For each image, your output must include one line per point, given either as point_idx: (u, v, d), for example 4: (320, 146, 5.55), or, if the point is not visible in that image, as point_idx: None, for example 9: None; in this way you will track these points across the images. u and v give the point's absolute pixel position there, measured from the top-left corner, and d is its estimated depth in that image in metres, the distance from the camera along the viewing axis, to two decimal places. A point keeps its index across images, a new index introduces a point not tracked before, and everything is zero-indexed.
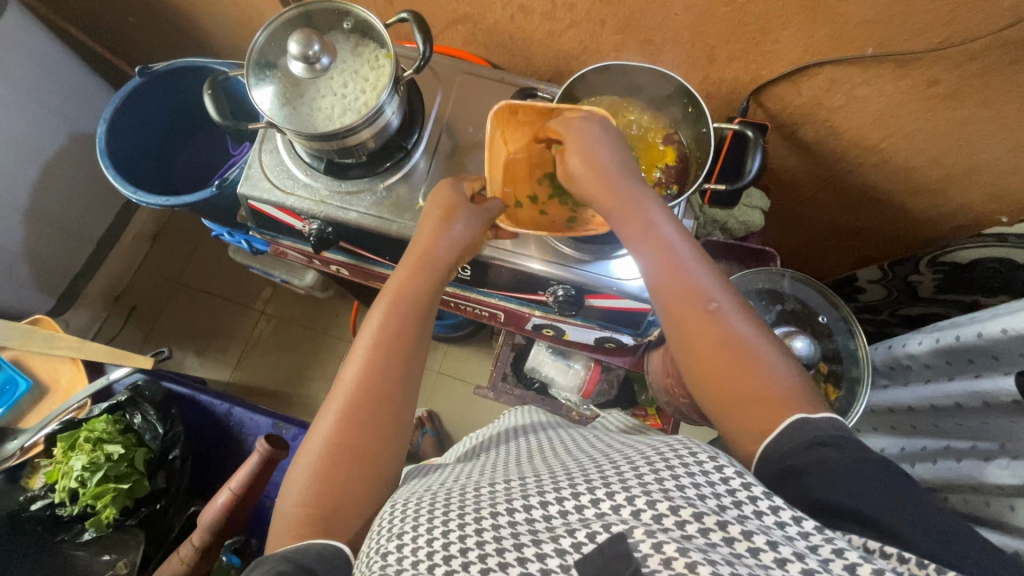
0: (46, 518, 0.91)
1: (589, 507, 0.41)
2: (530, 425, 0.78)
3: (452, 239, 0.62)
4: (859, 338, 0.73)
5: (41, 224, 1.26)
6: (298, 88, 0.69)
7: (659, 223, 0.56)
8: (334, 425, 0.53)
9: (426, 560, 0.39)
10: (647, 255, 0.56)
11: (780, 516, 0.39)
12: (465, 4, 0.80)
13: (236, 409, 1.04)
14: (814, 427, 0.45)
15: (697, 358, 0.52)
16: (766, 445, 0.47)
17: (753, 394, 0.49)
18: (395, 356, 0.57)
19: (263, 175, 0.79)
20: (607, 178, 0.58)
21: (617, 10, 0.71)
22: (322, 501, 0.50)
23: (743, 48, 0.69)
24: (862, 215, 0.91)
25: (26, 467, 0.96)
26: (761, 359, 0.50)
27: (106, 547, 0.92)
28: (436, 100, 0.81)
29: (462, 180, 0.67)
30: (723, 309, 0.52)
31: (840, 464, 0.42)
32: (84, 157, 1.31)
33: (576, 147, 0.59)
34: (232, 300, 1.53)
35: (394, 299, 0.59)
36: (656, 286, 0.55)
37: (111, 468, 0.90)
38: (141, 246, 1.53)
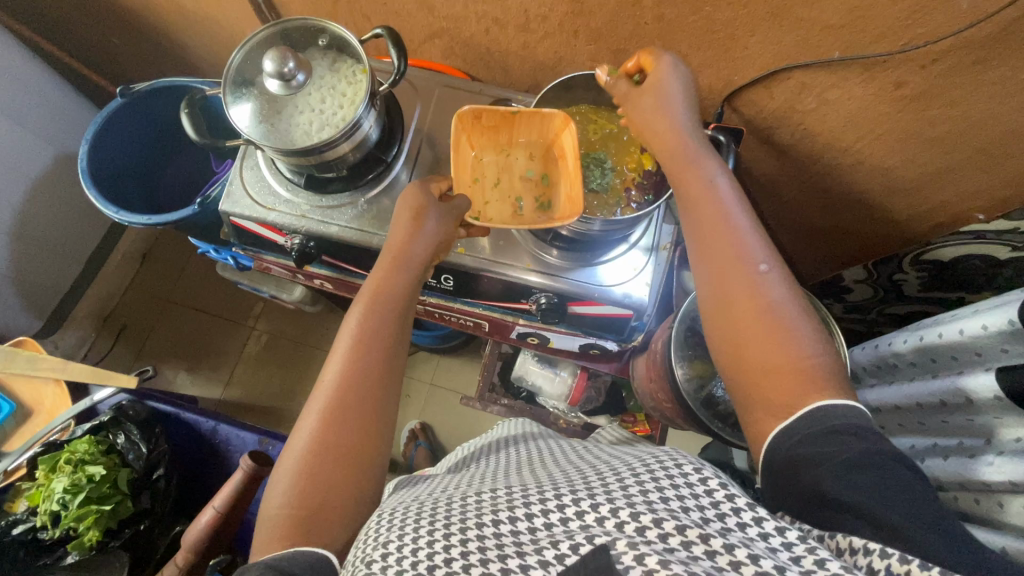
0: (29, 541, 0.88)
1: (573, 519, 0.41)
2: (522, 435, 0.78)
3: (426, 238, 0.63)
4: (841, 336, 0.73)
5: (27, 246, 1.26)
6: (275, 105, 0.69)
7: (717, 181, 0.57)
8: (316, 425, 0.52)
9: (411, 568, 0.39)
10: (704, 203, 0.56)
11: (765, 528, 0.39)
12: (440, 19, 0.81)
13: (222, 425, 1.03)
14: (837, 414, 0.45)
15: (730, 319, 0.52)
16: (786, 424, 0.47)
17: (785, 365, 0.48)
18: (382, 352, 0.57)
19: (245, 192, 0.79)
20: (672, 131, 0.60)
21: (588, 22, 0.72)
22: (305, 503, 0.49)
23: (714, 55, 0.70)
24: (842, 216, 0.92)
25: (9, 491, 0.94)
26: (793, 330, 0.49)
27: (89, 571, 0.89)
28: (415, 113, 0.82)
29: (431, 180, 0.67)
30: (770, 273, 0.52)
31: (827, 466, 0.43)
32: (68, 178, 1.32)
33: (642, 107, 0.62)
34: (223, 316, 1.53)
35: (374, 297, 0.60)
36: (700, 249, 0.56)
37: (93, 489, 0.89)
38: (130, 266, 1.53)
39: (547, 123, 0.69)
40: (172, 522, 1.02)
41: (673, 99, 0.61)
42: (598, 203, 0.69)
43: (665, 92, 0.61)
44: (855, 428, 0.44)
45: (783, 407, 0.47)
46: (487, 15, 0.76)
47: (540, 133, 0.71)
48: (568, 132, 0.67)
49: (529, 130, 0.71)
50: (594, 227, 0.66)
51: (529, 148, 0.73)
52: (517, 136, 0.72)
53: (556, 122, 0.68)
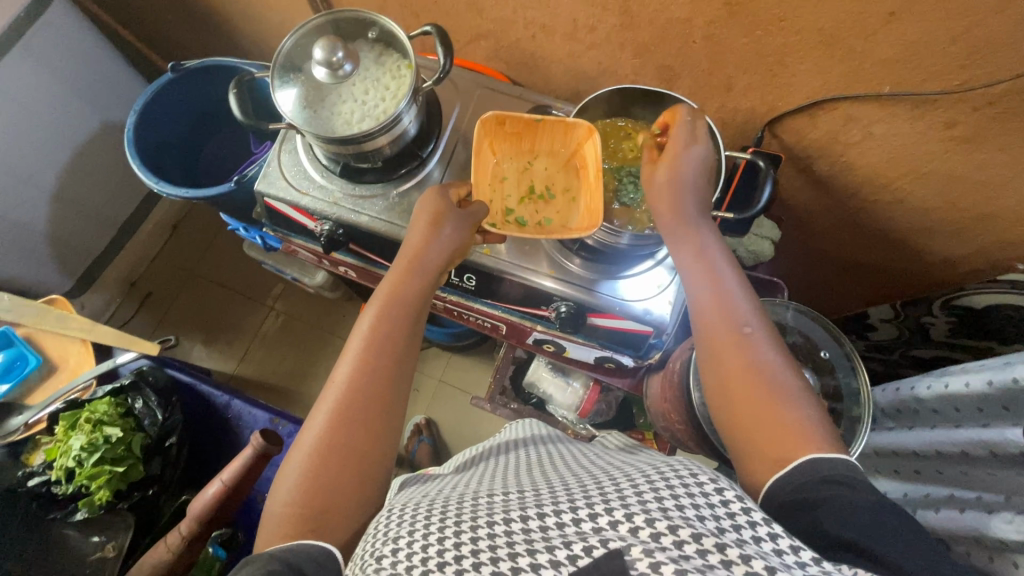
0: (43, 494, 0.91)
1: (585, 521, 0.40)
2: (530, 437, 0.78)
3: (441, 244, 0.63)
4: (863, 375, 0.71)
5: (65, 207, 1.30)
6: (320, 92, 0.71)
7: (709, 245, 0.58)
8: (324, 426, 0.53)
9: (420, 564, 0.39)
10: (695, 266, 0.57)
11: (779, 544, 0.38)
12: (488, 21, 0.81)
13: (236, 402, 1.03)
14: (829, 465, 0.45)
15: (722, 378, 0.52)
16: (779, 476, 0.46)
17: (777, 424, 0.48)
18: (391, 358, 0.57)
19: (281, 174, 0.81)
20: (679, 188, 0.59)
21: (635, 35, 0.72)
22: (310, 502, 0.50)
23: (760, 79, 0.70)
24: (874, 254, 0.90)
25: (28, 443, 0.96)
26: (786, 389, 0.50)
27: (97, 528, 0.91)
28: (454, 112, 0.83)
29: (448, 188, 0.68)
30: (756, 334, 0.53)
31: (845, 503, 0.42)
32: (112, 145, 1.35)
33: (666, 158, 0.60)
34: (244, 294, 1.55)
35: (385, 305, 0.60)
36: (698, 306, 0.56)
37: (107, 451, 0.89)
38: (161, 236, 1.57)
39: (570, 133, 0.70)
40: (178, 491, 1.03)
41: (694, 151, 0.59)
42: (632, 217, 0.69)
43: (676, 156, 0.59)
44: (845, 479, 0.44)
45: (777, 456, 0.47)
46: (535, 21, 0.77)
47: (563, 143, 0.72)
48: (593, 142, 0.67)
49: (552, 138, 0.71)
50: (621, 241, 0.66)
51: (551, 157, 0.74)
52: (539, 143, 0.73)
53: (581, 132, 0.69)
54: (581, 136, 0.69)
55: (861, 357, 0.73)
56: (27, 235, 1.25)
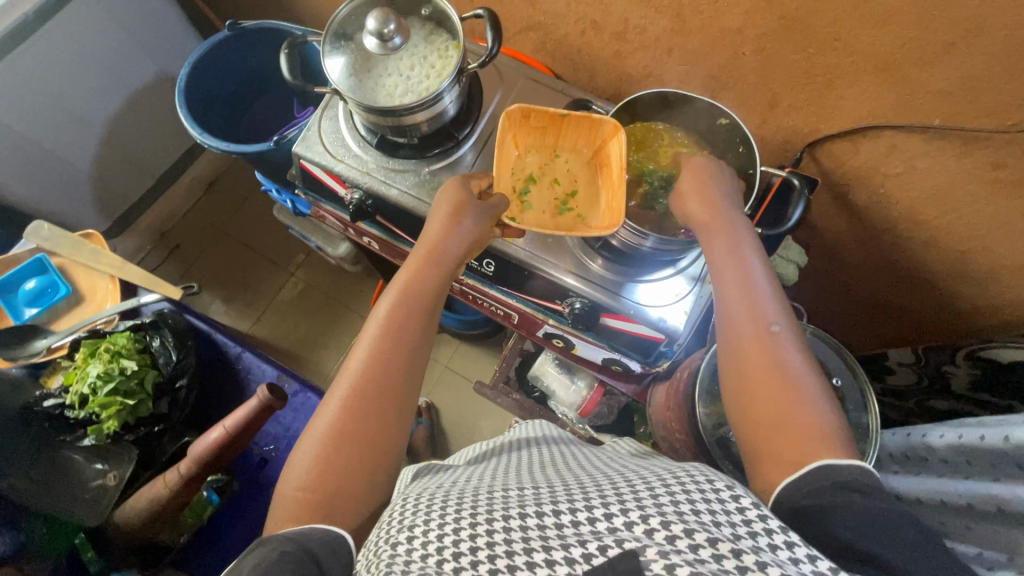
0: (57, 416, 0.91)
1: (600, 520, 0.40)
2: (539, 438, 0.78)
3: (462, 234, 0.63)
4: (874, 411, 0.69)
5: (111, 149, 1.35)
6: (368, 63, 0.72)
7: (743, 248, 0.58)
8: (336, 412, 0.54)
9: (436, 554, 0.40)
10: (726, 265, 0.57)
11: (796, 553, 0.37)
12: (540, 12, 0.82)
13: (247, 355, 1.05)
14: (838, 470, 0.44)
15: (745, 378, 0.52)
16: (792, 479, 0.45)
17: (794, 427, 0.48)
18: (405, 348, 0.58)
19: (320, 139, 0.83)
20: (710, 196, 0.61)
21: (685, 41, 0.72)
22: (321, 488, 0.51)
23: (806, 99, 0.69)
24: (902, 293, 0.88)
25: (48, 366, 0.99)
26: (806, 392, 0.49)
27: (100, 455, 0.90)
28: (494, 98, 0.83)
29: (471, 180, 0.68)
30: (782, 334, 0.52)
31: (862, 508, 0.41)
32: (163, 96, 1.40)
33: (694, 171, 0.63)
34: (267, 257, 1.59)
35: (405, 290, 0.61)
36: (725, 306, 0.56)
37: (122, 382, 0.91)
38: (196, 191, 1.62)
39: (595, 129, 0.71)
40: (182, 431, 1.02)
41: (716, 172, 0.63)
42: (658, 221, 0.69)
43: (704, 172, 0.63)
44: (860, 485, 0.43)
45: (790, 460, 0.46)
46: (587, 17, 0.78)
47: (587, 139, 0.73)
48: (617, 140, 0.67)
49: (577, 133, 0.72)
50: (646, 243, 0.66)
51: (575, 153, 0.75)
52: (563, 137, 0.74)
53: (606, 129, 0.69)
54: (607, 132, 0.70)
55: (873, 392, 0.71)
56: (73, 171, 1.29)
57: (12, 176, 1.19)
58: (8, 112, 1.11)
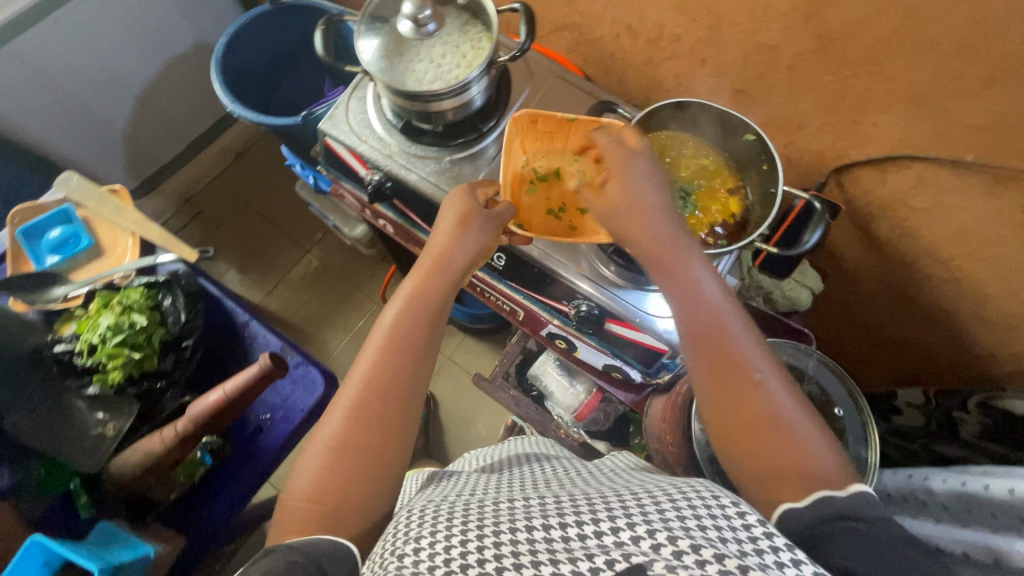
0: (68, 362, 0.87)
1: (607, 534, 0.40)
2: (529, 455, 0.77)
3: (466, 243, 0.63)
4: (874, 444, 0.68)
5: (146, 111, 1.38)
6: (400, 47, 0.73)
7: (711, 288, 0.55)
8: (341, 425, 0.54)
9: (443, 565, 0.39)
10: (694, 310, 0.54)
11: (803, 570, 0.37)
12: (576, 12, 0.82)
13: (253, 322, 0.99)
14: (838, 503, 0.44)
15: (733, 420, 0.50)
16: (787, 515, 0.45)
17: (788, 470, 0.47)
18: (410, 357, 0.58)
19: (346, 119, 0.84)
20: (656, 228, 0.56)
21: (718, 54, 0.71)
22: (325, 499, 0.51)
23: (836, 123, 0.68)
24: (919, 331, 0.86)
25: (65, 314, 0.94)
26: (800, 433, 0.48)
27: (102, 405, 0.86)
28: (522, 94, 0.83)
29: (475, 190, 0.69)
30: (768, 380, 0.50)
31: (866, 536, 0.41)
32: (200, 64, 1.43)
33: (622, 182, 0.58)
34: (285, 232, 1.61)
35: (410, 301, 0.61)
36: (698, 354, 0.53)
37: (131, 336, 0.88)
38: (222, 161, 1.65)
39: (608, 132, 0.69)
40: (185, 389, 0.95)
41: (646, 178, 0.58)
42: None
43: (630, 180, 0.58)
44: (861, 515, 0.43)
45: (784, 496, 0.46)
46: (623, 21, 0.77)
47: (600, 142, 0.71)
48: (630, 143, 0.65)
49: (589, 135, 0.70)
50: None
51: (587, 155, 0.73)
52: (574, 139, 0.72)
53: (619, 133, 0.68)
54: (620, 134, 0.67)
55: (875, 423, 0.70)
56: (107, 129, 1.33)
57: (50, 127, 1.23)
58: (52, 66, 1.15)
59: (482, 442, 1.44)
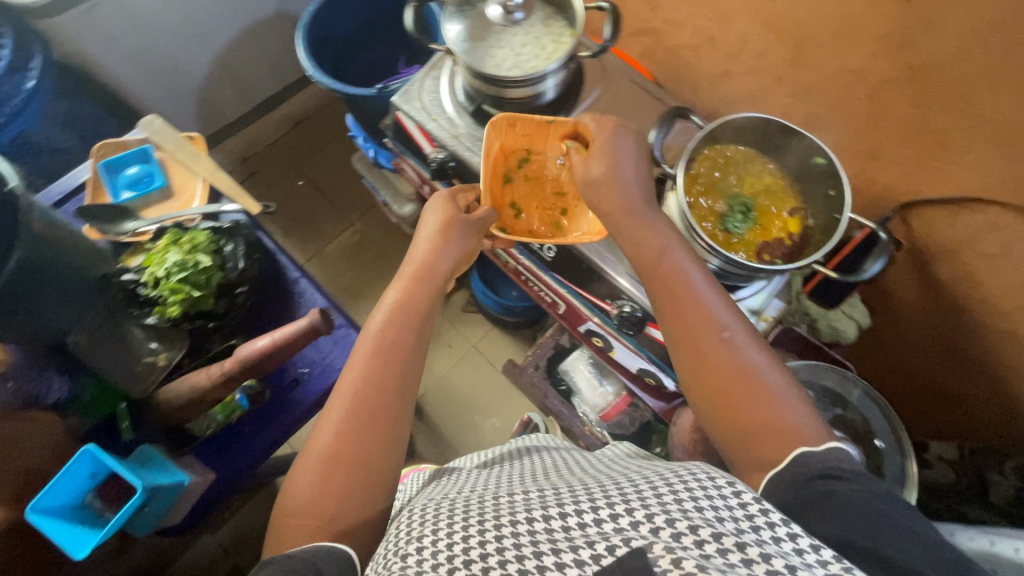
0: (130, 290, 0.84)
1: (607, 521, 0.40)
2: (531, 446, 0.78)
3: (447, 253, 0.69)
4: (912, 485, 0.67)
5: (222, 69, 1.44)
6: (485, 32, 0.75)
7: (679, 264, 0.59)
8: (336, 433, 0.55)
9: (446, 563, 0.39)
10: (666, 284, 0.59)
11: (800, 544, 0.37)
12: (658, 18, 0.83)
13: (304, 280, 0.96)
14: (813, 461, 0.46)
15: (714, 382, 0.53)
16: (774, 478, 0.48)
17: (765, 428, 0.50)
18: (401, 355, 0.61)
19: (419, 95, 0.86)
20: (628, 194, 0.63)
21: (800, 73, 0.71)
22: (321, 512, 0.51)
23: (912, 156, 0.67)
24: (960, 381, 0.84)
25: (131, 247, 0.91)
26: (775, 390, 0.52)
27: (157, 335, 0.83)
28: (593, 93, 0.84)
29: (456, 195, 0.74)
30: (735, 337, 0.54)
31: (841, 495, 0.42)
32: (278, 31, 1.48)
33: (601, 156, 0.65)
34: (332, 203, 1.66)
35: (395, 309, 0.64)
36: (673, 327, 0.57)
37: (194, 275, 0.81)
38: (283, 126, 1.71)
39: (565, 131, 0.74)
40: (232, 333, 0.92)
41: (625, 152, 0.66)
42: (731, 244, 0.70)
43: (608, 154, 0.65)
44: (840, 473, 0.44)
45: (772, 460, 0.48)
46: (705, 31, 0.78)
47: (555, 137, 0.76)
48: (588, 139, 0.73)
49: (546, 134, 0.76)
50: (712, 263, 0.68)
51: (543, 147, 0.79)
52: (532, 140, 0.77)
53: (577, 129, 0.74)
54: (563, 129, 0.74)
55: (915, 463, 0.69)
56: (185, 80, 1.39)
57: (135, 72, 1.29)
58: (148, 14, 1.21)
59: (494, 432, 1.46)
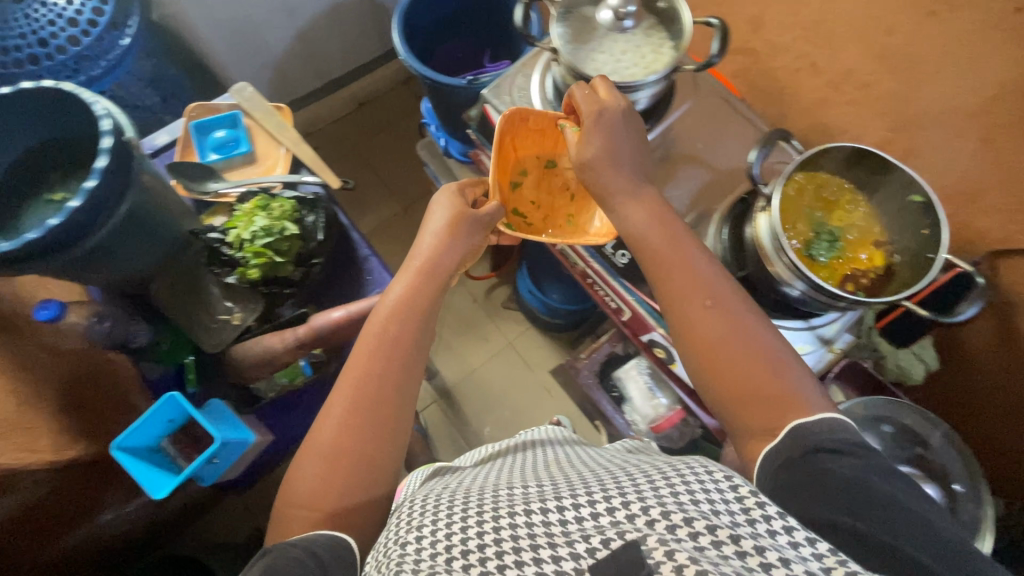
0: (212, 249, 0.85)
1: (603, 515, 0.40)
2: (544, 439, 0.78)
3: (453, 249, 0.70)
4: (989, 531, 0.69)
5: (301, 45, 1.48)
6: (586, 36, 0.76)
7: (693, 254, 0.64)
8: (339, 428, 0.59)
9: (444, 553, 0.40)
10: (668, 263, 0.63)
11: (795, 536, 0.38)
12: (759, 39, 0.83)
13: (374, 259, 0.97)
14: (806, 431, 0.51)
15: (710, 355, 0.59)
16: (771, 446, 0.53)
17: (760, 393, 0.55)
18: (410, 330, 0.65)
19: (509, 91, 0.88)
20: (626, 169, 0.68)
21: (904, 109, 0.71)
22: (326, 507, 0.56)
23: (1011, 204, 0.66)
24: (1020, 438, 0.83)
25: (212, 207, 0.95)
26: (772, 353, 0.57)
27: (232, 294, 0.87)
28: (684, 105, 0.85)
29: (464, 190, 0.75)
30: (719, 303, 0.60)
31: (835, 471, 0.46)
32: (360, 13, 1.51)
33: (590, 134, 0.68)
34: (386, 186, 1.68)
35: (401, 302, 0.66)
36: (671, 310, 0.62)
37: (278, 241, 0.83)
38: (348, 107, 1.74)
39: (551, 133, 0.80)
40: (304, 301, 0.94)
41: (618, 127, 0.68)
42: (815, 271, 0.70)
43: (606, 130, 0.68)
44: (834, 445, 0.49)
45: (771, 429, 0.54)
46: (808, 57, 0.78)
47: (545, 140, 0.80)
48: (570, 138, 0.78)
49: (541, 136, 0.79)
50: (796, 288, 0.68)
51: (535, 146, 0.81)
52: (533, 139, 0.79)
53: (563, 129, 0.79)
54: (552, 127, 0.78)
55: (993, 511, 0.70)
56: (266, 53, 1.43)
57: (222, 41, 1.33)
58: None
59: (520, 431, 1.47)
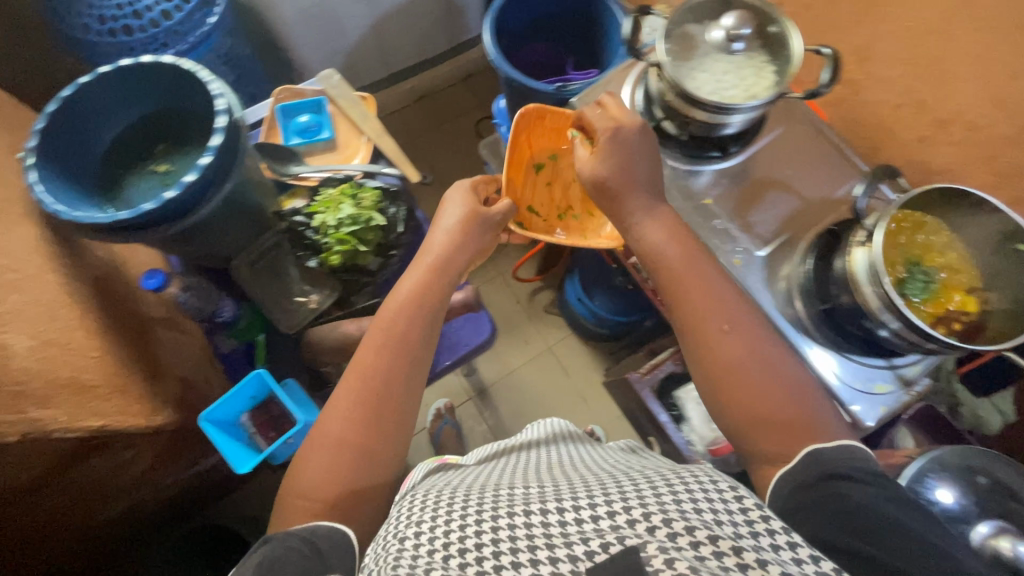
0: (295, 231, 0.87)
1: (603, 519, 0.40)
2: (553, 436, 0.78)
3: (465, 249, 0.72)
4: None
5: (374, 35, 1.50)
6: (688, 54, 0.75)
7: (711, 277, 0.65)
8: (345, 420, 0.61)
9: (442, 549, 0.40)
10: (688, 288, 0.65)
11: (799, 552, 0.38)
12: (862, 71, 0.82)
13: None
14: (822, 458, 0.53)
15: (721, 376, 0.61)
16: (785, 471, 0.55)
17: (772, 419, 0.58)
18: (420, 326, 0.67)
19: (598, 102, 0.88)
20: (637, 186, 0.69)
21: (1016, 155, 0.69)
22: (327, 498, 0.58)
23: None
24: None
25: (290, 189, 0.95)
26: (787, 382, 0.59)
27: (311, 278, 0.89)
28: (777, 130, 0.84)
29: (479, 187, 0.78)
30: (735, 328, 0.62)
31: (847, 497, 0.48)
32: (436, 8, 1.53)
33: (606, 154, 0.68)
34: (441, 181, 1.69)
35: (414, 299, 0.68)
36: (686, 330, 0.65)
37: (362, 230, 0.84)
38: (410, 99, 1.76)
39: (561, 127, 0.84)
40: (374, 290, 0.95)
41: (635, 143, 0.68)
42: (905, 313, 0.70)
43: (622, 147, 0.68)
44: (850, 472, 0.51)
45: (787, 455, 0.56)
46: (914, 94, 0.77)
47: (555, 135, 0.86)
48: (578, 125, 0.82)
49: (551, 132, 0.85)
50: (885, 331, 0.68)
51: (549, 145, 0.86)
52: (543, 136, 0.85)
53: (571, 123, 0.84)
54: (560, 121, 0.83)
55: None
56: (340, 41, 1.45)
57: (301, 27, 1.36)
58: None
59: None
